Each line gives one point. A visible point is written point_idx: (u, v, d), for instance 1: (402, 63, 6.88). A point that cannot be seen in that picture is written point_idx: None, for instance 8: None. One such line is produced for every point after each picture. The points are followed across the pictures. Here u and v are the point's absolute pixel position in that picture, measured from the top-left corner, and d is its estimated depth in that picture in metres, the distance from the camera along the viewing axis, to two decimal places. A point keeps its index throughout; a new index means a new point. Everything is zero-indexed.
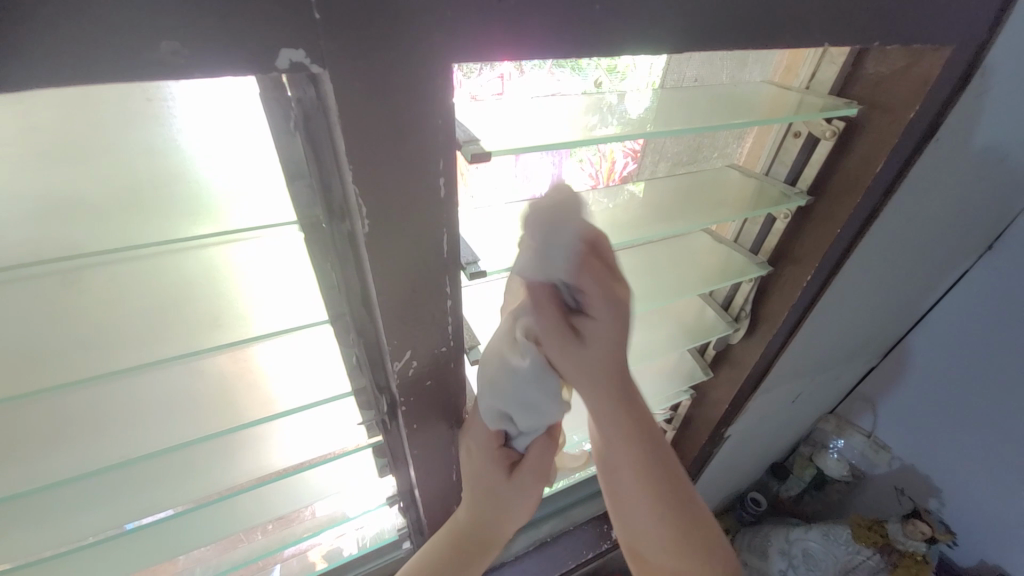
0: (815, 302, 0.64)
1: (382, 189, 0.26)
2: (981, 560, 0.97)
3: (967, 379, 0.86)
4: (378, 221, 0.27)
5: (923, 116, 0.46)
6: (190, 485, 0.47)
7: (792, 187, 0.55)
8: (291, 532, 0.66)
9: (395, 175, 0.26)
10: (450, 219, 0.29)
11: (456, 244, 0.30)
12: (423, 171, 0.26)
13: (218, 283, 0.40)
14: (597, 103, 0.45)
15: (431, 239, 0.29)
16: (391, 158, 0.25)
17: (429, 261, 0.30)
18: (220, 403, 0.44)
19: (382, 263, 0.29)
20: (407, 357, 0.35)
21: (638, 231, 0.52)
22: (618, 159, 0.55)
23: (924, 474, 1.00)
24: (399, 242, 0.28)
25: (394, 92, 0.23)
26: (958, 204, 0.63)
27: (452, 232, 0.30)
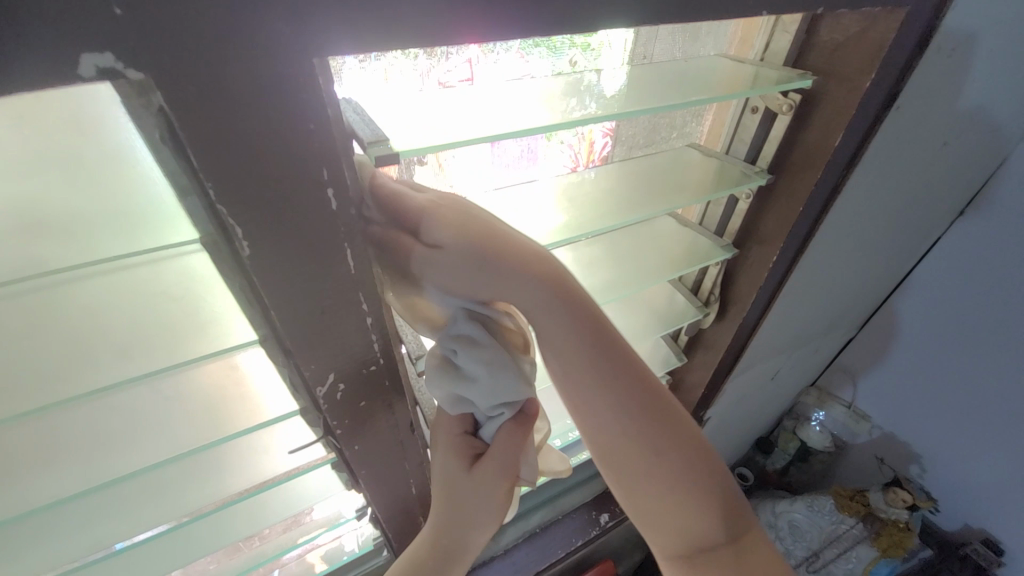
0: (783, 282, 0.63)
1: (256, 206, 0.23)
2: (965, 523, 0.98)
3: (943, 345, 0.86)
4: (260, 240, 0.25)
5: (880, 84, 0.44)
6: (159, 508, 0.44)
7: (752, 166, 0.53)
8: (266, 549, 0.64)
9: (272, 188, 0.23)
10: (353, 229, 0.27)
11: (364, 258, 0.28)
12: (307, 182, 0.24)
13: (114, 307, 0.35)
14: (576, 83, 0.43)
15: (336, 255, 0.27)
16: (263, 172, 0.23)
17: (334, 280, 0.28)
18: (179, 423, 0.41)
19: (276, 284, 0.26)
20: (332, 380, 0.32)
21: (605, 218, 0.49)
22: (597, 139, 0.54)
23: (905, 441, 1.01)
24: (290, 261, 0.26)
25: (251, 98, 0.21)
26: (925, 171, 0.62)
27: (357, 246, 0.27)
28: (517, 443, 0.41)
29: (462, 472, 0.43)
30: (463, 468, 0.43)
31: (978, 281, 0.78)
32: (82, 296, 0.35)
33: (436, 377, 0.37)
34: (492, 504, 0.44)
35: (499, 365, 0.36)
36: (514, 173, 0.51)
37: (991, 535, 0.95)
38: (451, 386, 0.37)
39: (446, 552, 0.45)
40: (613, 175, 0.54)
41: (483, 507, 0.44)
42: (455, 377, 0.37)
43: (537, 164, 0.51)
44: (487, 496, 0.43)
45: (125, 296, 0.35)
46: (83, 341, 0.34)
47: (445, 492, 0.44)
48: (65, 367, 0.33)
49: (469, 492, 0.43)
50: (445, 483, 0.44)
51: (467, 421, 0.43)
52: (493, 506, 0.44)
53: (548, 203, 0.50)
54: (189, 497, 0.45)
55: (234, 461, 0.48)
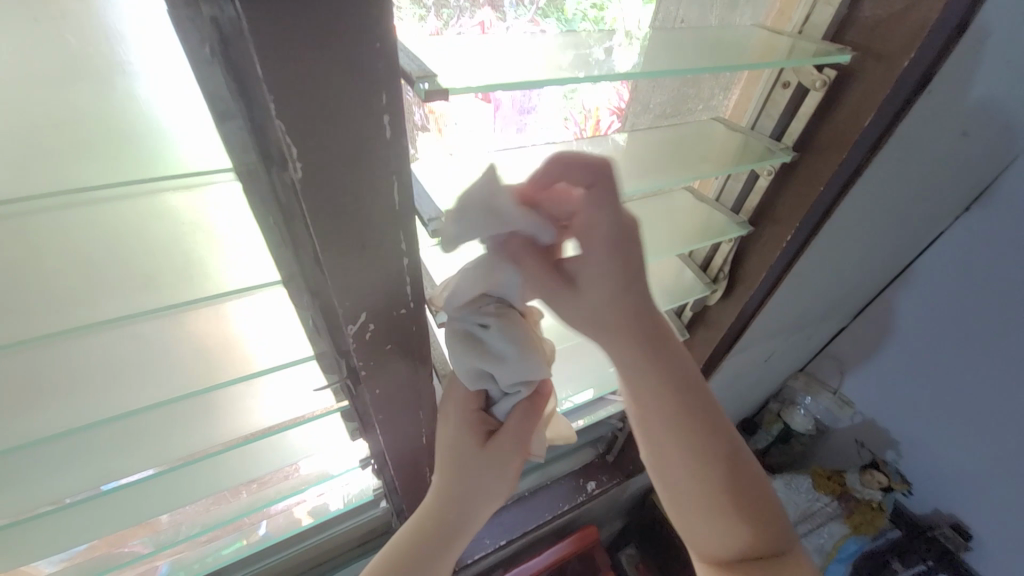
0: (793, 264, 0.63)
1: (313, 127, 0.23)
2: (936, 508, 1.02)
3: (933, 337, 0.89)
4: (311, 166, 0.24)
5: (919, 65, 0.43)
6: (166, 445, 0.45)
7: (776, 143, 0.53)
8: (268, 494, 0.66)
9: (329, 109, 0.23)
10: (401, 162, 0.26)
11: (410, 194, 0.28)
12: (365, 107, 0.23)
13: (128, 239, 0.34)
14: (583, 59, 0.40)
15: (385, 188, 0.27)
16: (323, 92, 0.22)
17: (379, 214, 0.28)
18: (194, 363, 0.42)
19: (323, 213, 0.26)
20: (363, 320, 0.33)
21: (625, 184, 0.49)
22: (603, 117, 0.54)
23: (885, 428, 1.05)
24: (339, 190, 0.26)
25: (317, 10, 0.20)
26: (942, 163, 0.63)
27: (404, 181, 0.27)
28: (532, 419, 0.44)
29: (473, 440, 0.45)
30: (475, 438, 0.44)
31: (974, 276, 0.80)
32: (92, 225, 0.34)
33: (462, 352, 0.39)
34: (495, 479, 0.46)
35: (526, 345, 0.39)
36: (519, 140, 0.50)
37: (960, 521, 0.99)
38: (478, 360, 0.39)
39: (444, 535, 0.45)
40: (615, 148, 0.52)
41: (491, 481, 0.45)
42: (483, 354, 0.39)
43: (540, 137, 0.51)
44: (496, 470, 0.45)
45: (137, 226, 0.35)
46: (106, 270, 0.34)
47: (451, 464, 0.46)
48: (89, 293, 0.33)
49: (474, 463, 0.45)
50: (453, 454, 0.45)
51: (480, 399, 0.45)
52: (503, 479, 0.45)
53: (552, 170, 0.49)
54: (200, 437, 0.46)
55: (243, 406, 0.49)
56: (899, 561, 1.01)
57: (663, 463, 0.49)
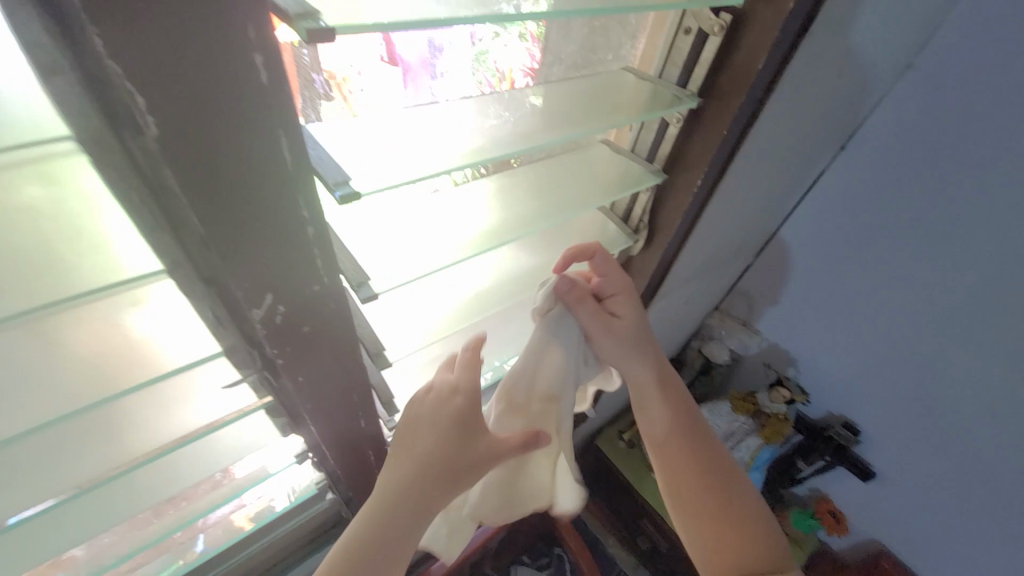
0: (704, 208, 0.67)
1: (166, 71, 0.20)
2: (829, 412, 1.15)
3: (818, 265, 1.01)
4: (170, 117, 0.21)
5: (801, 6, 0.46)
6: (58, 472, 0.40)
7: (683, 90, 0.54)
8: (193, 508, 0.60)
9: (184, 49, 0.20)
10: (284, 110, 0.23)
11: (301, 149, 0.25)
12: (228, 44, 0.20)
13: None
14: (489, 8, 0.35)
15: (271, 142, 0.24)
16: (171, 26, 0.19)
17: (268, 175, 0.25)
18: (71, 374, 0.36)
19: (193, 179, 0.23)
20: (270, 302, 0.29)
21: (544, 136, 0.48)
22: (517, 79, 0.54)
23: (785, 350, 1.18)
24: (210, 146, 0.22)
25: None
26: (822, 105, 0.69)
27: (292, 133, 0.24)
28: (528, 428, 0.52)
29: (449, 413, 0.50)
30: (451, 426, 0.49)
31: (849, 207, 0.91)
32: None
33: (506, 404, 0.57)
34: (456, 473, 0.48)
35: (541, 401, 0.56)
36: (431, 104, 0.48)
37: (850, 419, 1.10)
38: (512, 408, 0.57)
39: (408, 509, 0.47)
40: (532, 109, 0.50)
41: (466, 461, 0.49)
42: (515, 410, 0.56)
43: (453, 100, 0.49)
44: (468, 449, 0.49)
45: None
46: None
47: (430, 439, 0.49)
48: None
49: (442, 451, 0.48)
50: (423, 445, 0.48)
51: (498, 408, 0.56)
52: (470, 461, 0.49)
53: (467, 125, 0.46)
54: (101, 460, 0.41)
55: (152, 415, 0.44)
56: (803, 461, 1.19)
57: (661, 460, 0.63)
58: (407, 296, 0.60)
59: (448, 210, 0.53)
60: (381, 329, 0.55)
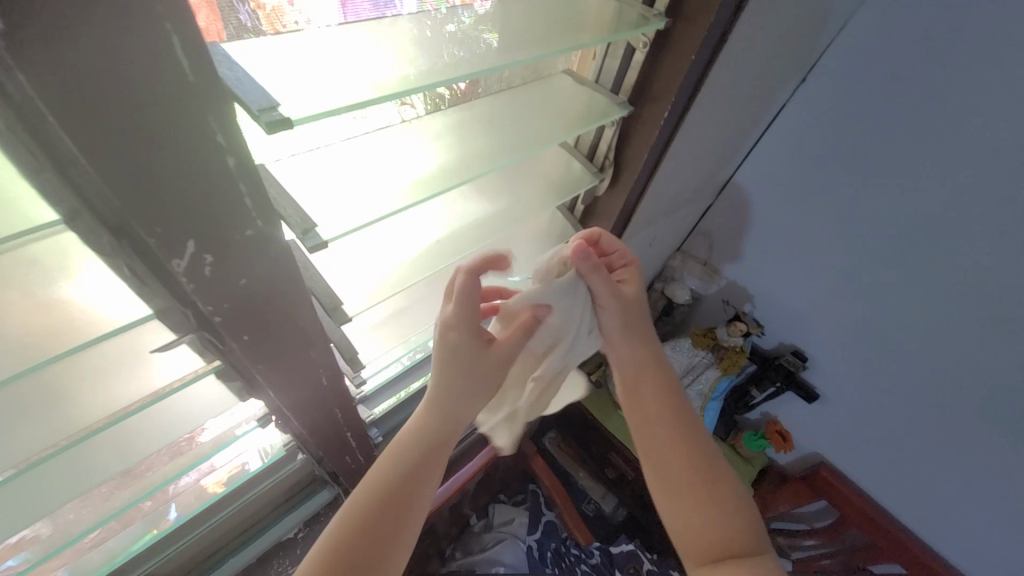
0: (670, 143, 0.65)
1: None
2: (780, 342, 1.22)
3: (776, 202, 1.03)
4: (11, 3, 0.17)
5: None
6: None
7: (651, 9, 0.50)
8: (148, 482, 0.56)
9: None
10: (168, 2, 0.20)
11: (202, 53, 0.22)
12: None
13: None
14: None
15: (158, 44, 0.20)
16: None
17: (162, 87, 0.22)
18: None
19: (65, 88, 0.19)
20: (193, 253, 0.27)
21: (502, 61, 0.43)
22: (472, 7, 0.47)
23: (742, 287, 1.22)
24: (81, 45, 0.19)
25: None
26: (786, 30, 0.67)
27: (185, 34, 0.21)
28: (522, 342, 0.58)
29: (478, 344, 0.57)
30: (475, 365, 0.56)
31: (806, 142, 0.92)
32: None
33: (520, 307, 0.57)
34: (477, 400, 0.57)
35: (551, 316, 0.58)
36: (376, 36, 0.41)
37: (800, 348, 1.18)
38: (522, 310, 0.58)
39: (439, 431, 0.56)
40: (490, 48, 0.44)
41: (480, 387, 0.57)
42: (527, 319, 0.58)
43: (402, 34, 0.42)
44: (477, 368, 0.56)
45: None
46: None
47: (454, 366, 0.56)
48: None
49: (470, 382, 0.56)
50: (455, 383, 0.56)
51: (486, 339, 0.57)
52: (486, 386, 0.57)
53: (386, 49, 0.39)
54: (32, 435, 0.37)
55: (84, 386, 0.40)
56: (757, 389, 1.28)
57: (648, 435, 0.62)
58: (363, 246, 0.56)
59: (392, 150, 0.48)
60: (334, 281, 0.52)
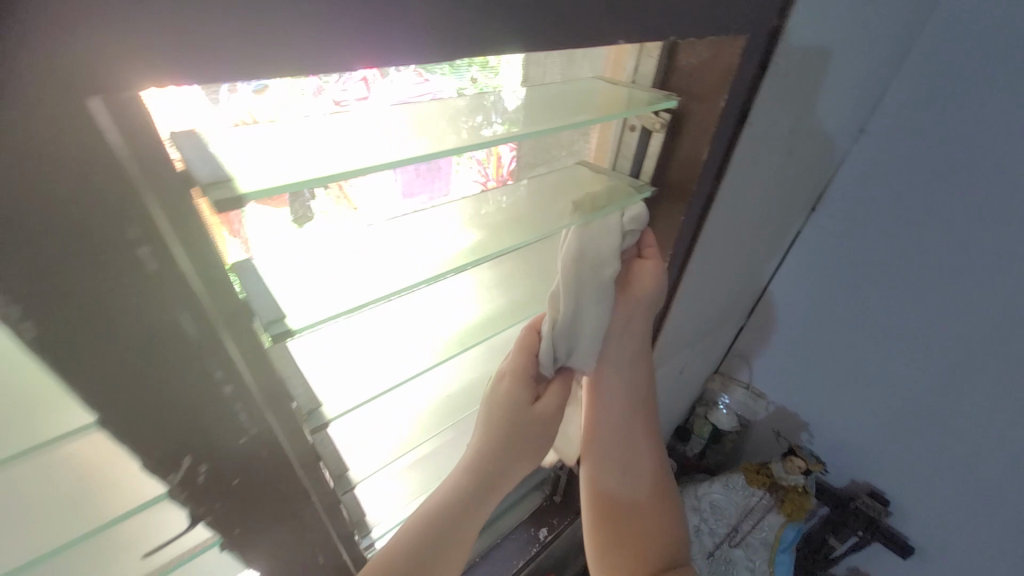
0: (676, 285, 0.67)
1: (45, 277, 0.22)
2: (852, 480, 1.07)
3: (812, 322, 0.99)
4: (47, 318, 0.23)
5: (734, 102, 0.48)
6: None
7: (637, 180, 0.56)
8: None
9: (70, 253, 0.22)
10: (180, 290, 0.26)
11: (206, 317, 0.28)
12: (113, 239, 0.23)
13: None
14: (479, 100, 0.44)
15: (168, 320, 0.26)
16: (48, 241, 0.21)
17: (168, 348, 0.27)
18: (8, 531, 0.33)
19: (88, 367, 0.25)
20: (190, 463, 0.31)
21: (503, 240, 0.48)
22: (503, 155, 0.58)
23: (794, 413, 1.12)
24: (103, 335, 0.24)
25: (32, 161, 0.19)
26: (781, 176, 0.71)
27: (194, 308, 0.27)
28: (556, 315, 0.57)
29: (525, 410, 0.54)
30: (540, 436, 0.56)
31: (833, 264, 0.91)
32: None
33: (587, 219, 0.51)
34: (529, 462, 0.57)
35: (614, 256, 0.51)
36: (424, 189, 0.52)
37: (876, 487, 1.04)
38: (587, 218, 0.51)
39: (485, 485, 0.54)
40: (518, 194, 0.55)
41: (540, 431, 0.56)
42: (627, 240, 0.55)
43: (447, 182, 0.54)
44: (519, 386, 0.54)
45: None
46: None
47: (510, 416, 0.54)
48: None
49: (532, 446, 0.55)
50: (497, 451, 0.54)
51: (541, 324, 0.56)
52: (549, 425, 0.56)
53: (454, 224, 0.49)
54: None
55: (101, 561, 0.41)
56: (835, 538, 1.09)
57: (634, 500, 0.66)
58: (381, 408, 0.58)
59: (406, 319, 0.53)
60: (348, 455, 0.52)
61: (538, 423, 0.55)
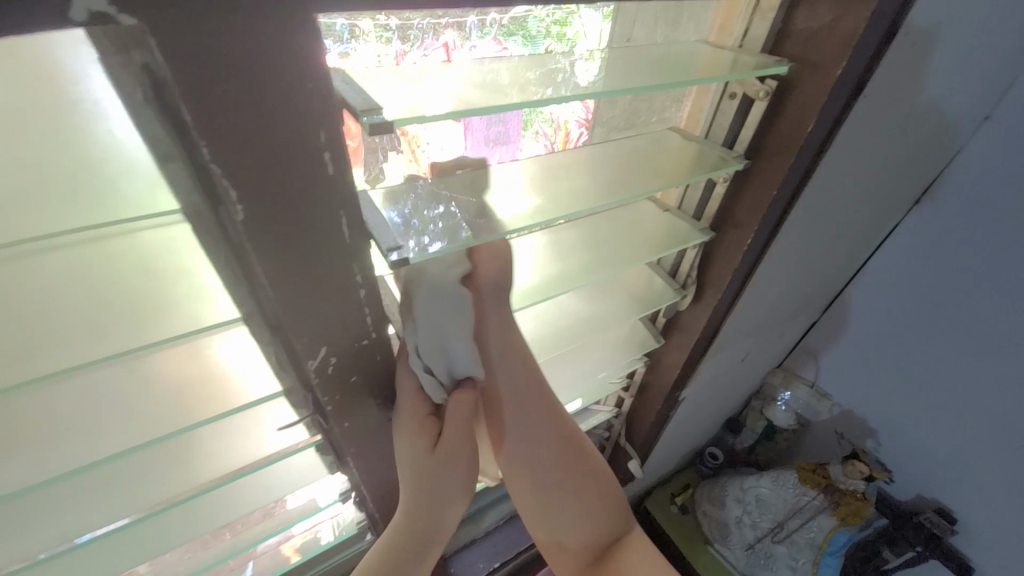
0: (756, 264, 0.65)
1: (257, 170, 0.26)
2: (918, 494, 1.02)
3: (897, 325, 0.92)
4: (254, 203, 0.27)
5: (851, 71, 0.46)
6: (145, 492, 0.45)
7: (730, 151, 0.54)
8: (218, 550, 0.62)
9: (276, 151, 0.26)
10: (343, 194, 0.29)
11: (358, 224, 0.31)
12: (308, 144, 0.26)
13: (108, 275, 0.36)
14: (550, 74, 0.42)
15: (331, 222, 0.30)
16: (261, 138, 0.25)
17: (330, 245, 0.31)
18: (164, 400, 0.42)
19: (271, 253, 0.29)
20: (323, 352, 0.35)
21: (589, 199, 0.49)
22: (573, 129, 0.56)
23: (862, 418, 1.07)
24: (285, 227, 0.28)
25: (266, 66, 0.23)
26: (887, 161, 0.66)
27: (352, 214, 0.30)
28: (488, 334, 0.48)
29: (424, 451, 0.43)
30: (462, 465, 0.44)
31: (932, 264, 0.84)
32: (86, 263, 0.35)
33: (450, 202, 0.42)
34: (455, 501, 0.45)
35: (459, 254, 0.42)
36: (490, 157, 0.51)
37: (944, 505, 0.99)
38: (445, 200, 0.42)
39: (421, 543, 0.43)
40: (590, 159, 0.54)
41: (453, 475, 0.44)
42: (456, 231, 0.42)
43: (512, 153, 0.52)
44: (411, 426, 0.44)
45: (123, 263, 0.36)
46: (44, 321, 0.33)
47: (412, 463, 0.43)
48: (51, 340, 0.33)
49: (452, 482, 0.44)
50: (415, 491, 0.43)
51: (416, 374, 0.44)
52: (461, 469, 0.44)
53: (519, 188, 0.49)
54: (171, 484, 0.46)
55: (217, 446, 0.48)
56: (889, 550, 1.04)
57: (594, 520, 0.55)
58: None
59: None
60: None
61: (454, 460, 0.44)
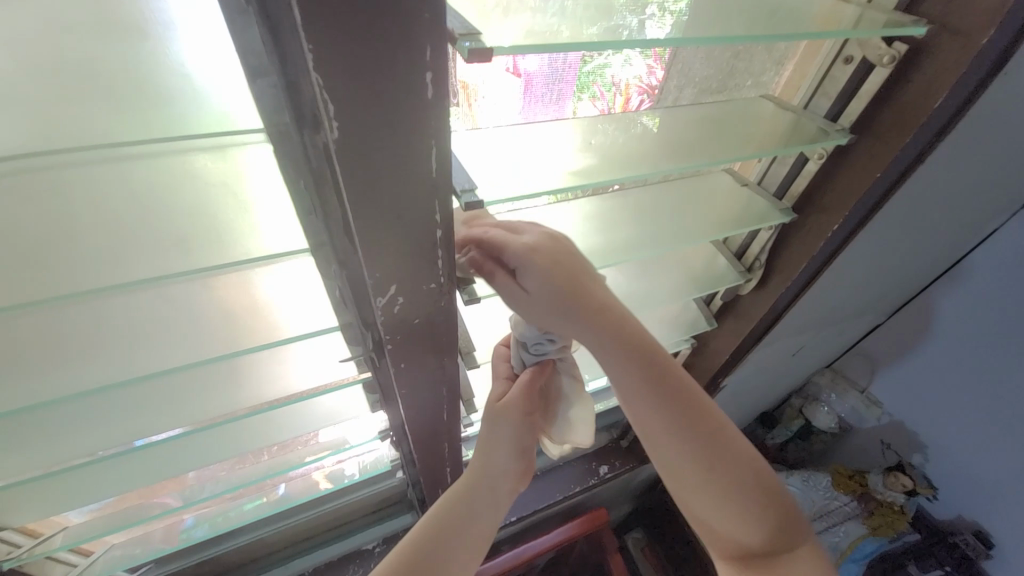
0: (836, 254, 0.60)
1: (359, 82, 0.22)
2: (959, 514, 0.99)
3: (975, 340, 0.85)
4: (351, 121, 0.23)
5: (1003, 38, 0.39)
6: (192, 408, 0.46)
7: (832, 124, 0.49)
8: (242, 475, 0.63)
9: (383, 65, 0.21)
10: (440, 127, 0.25)
11: (447, 161, 0.26)
12: (411, 61, 0.22)
13: (174, 186, 0.35)
14: (613, 31, 0.35)
15: (419, 158, 0.25)
16: (372, 45, 0.21)
17: (416, 185, 0.27)
18: (219, 325, 0.42)
19: (354, 181, 0.25)
20: (392, 293, 0.32)
21: (677, 162, 0.45)
22: (633, 95, 0.48)
23: (913, 431, 1.01)
24: (382, 156, 0.25)
25: None
26: (1009, 152, 0.58)
27: (442, 148, 0.26)
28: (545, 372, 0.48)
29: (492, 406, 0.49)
30: (519, 423, 0.49)
31: None
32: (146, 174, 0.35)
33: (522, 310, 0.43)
34: (515, 460, 0.50)
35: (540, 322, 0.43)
36: (536, 114, 0.45)
37: (983, 528, 0.96)
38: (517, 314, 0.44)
39: (484, 481, 0.49)
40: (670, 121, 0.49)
41: (513, 435, 0.49)
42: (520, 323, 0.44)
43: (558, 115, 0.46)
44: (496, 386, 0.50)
45: (183, 182, 0.35)
46: (147, 221, 0.34)
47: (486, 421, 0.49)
48: (108, 251, 0.33)
49: (509, 441, 0.49)
50: (485, 443, 0.49)
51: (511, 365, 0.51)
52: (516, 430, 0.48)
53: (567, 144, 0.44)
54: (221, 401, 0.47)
55: (269, 370, 0.50)
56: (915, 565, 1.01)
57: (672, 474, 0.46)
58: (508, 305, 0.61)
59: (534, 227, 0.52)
60: (475, 332, 0.58)
61: (509, 415, 0.48)
